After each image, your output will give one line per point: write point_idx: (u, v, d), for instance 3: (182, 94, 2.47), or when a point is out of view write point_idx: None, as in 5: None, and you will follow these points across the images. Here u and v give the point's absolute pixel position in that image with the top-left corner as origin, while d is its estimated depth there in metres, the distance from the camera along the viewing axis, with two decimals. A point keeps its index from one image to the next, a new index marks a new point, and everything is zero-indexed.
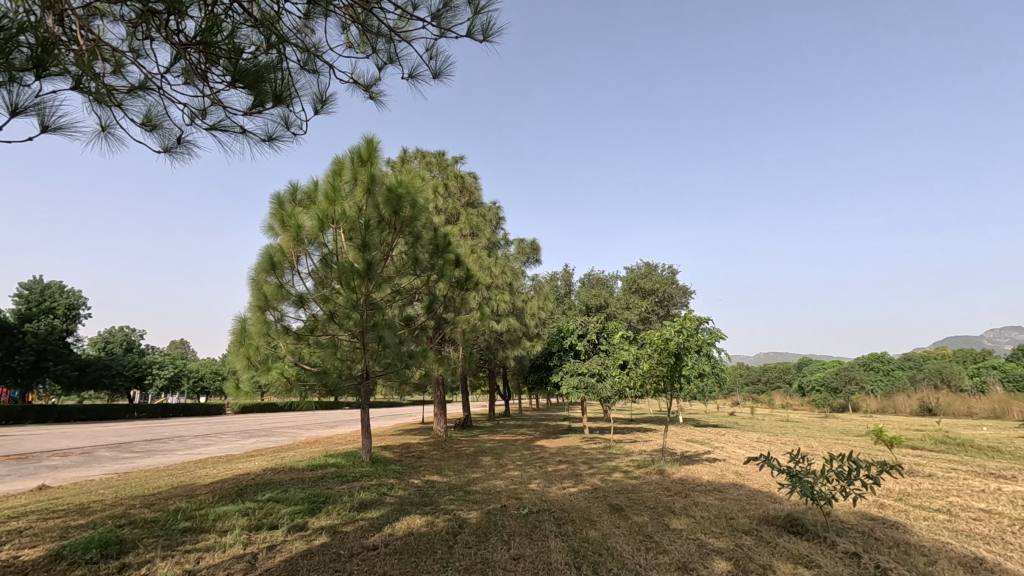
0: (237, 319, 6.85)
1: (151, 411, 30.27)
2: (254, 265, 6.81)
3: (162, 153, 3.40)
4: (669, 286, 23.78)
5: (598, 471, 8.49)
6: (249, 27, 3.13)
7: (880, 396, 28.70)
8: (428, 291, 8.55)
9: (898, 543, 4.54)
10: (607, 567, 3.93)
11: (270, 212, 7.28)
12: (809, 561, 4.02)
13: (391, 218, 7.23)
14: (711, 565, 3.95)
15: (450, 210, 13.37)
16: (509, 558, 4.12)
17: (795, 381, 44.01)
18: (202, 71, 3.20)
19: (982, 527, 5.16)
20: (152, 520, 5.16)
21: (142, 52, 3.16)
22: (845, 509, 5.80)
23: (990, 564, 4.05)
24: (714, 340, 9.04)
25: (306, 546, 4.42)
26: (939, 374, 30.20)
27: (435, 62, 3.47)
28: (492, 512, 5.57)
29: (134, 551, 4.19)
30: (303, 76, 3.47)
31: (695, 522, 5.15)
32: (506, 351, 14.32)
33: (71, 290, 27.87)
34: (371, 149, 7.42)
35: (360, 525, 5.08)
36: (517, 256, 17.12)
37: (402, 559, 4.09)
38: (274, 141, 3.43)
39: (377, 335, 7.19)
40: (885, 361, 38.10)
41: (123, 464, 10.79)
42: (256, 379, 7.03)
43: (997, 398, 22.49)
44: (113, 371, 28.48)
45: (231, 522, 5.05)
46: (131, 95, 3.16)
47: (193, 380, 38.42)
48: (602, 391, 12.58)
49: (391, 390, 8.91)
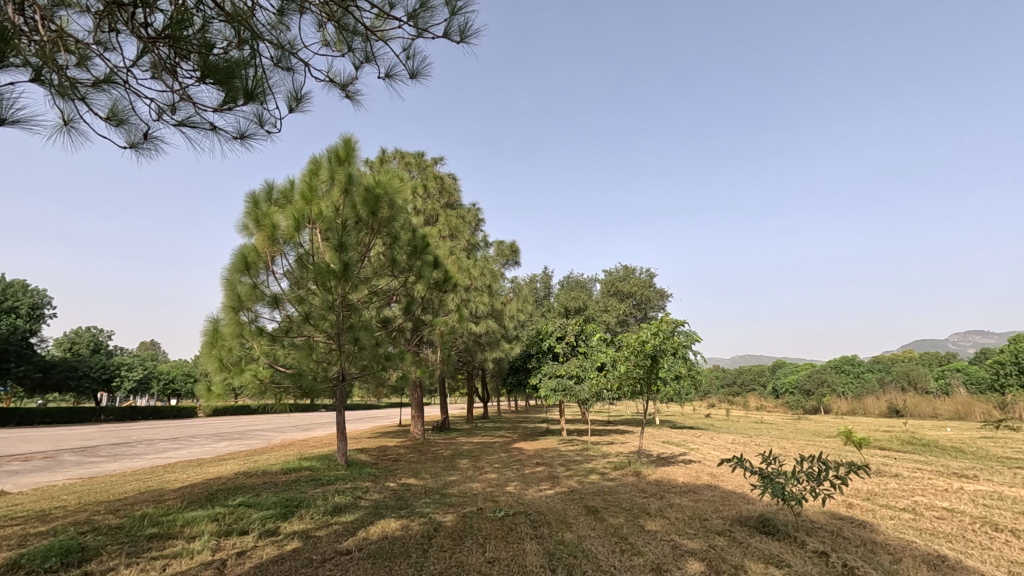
0: (208, 320, 6.71)
1: (118, 414, 29.40)
2: (227, 265, 6.69)
3: (127, 149, 3.31)
4: (646, 289, 24.06)
5: (576, 473, 8.56)
6: (221, 22, 3.05)
7: (851, 398, 29.43)
8: (406, 292, 8.47)
9: (864, 542, 4.63)
10: (582, 568, 3.94)
11: (244, 211, 7.12)
12: (779, 561, 4.07)
13: (368, 218, 7.15)
14: (684, 565, 3.99)
15: (429, 211, 13.29)
16: (484, 561, 4.10)
17: (769, 383, 44.88)
18: (171, 66, 3.12)
19: (944, 525, 5.30)
20: (117, 526, 5.02)
21: (108, 45, 3.07)
22: (815, 509, 5.92)
23: (951, 562, 4.15)
24: (689, 343, 9.16)
25: (277, 552, 4.32)
26: (906, 377, 31.03)
27: (412, 62, 3.44)
28: (468, 515, 5.54)
29: (97, 559, 4.05)
30: (277, 73, 3.42)
31: (670, 523, 5.20)
32: (484, 353, 14.23)
33: (34, 288, 26.92)
34: (348, 149, 7.27)
35: (333, 530, 5.00)
36: (497, 257, 17.12)
37: (375, 564, 4.04)
38: (246, 138, 3.37)
39: (353, 337, 7.06)
40: (855, 364, 39.09)
41: (87, 469, 10.44)
42: (229, 380, 6.89)
43: (962, 399, 23.17)
44: (79, 372, 27.66)
45: (200, 528, 4.91)
46: (95, 89, 3.08)
47: (164, 382, 37.42)
48: (579, 393, 12.60)
49: (366, 392, 8.79)
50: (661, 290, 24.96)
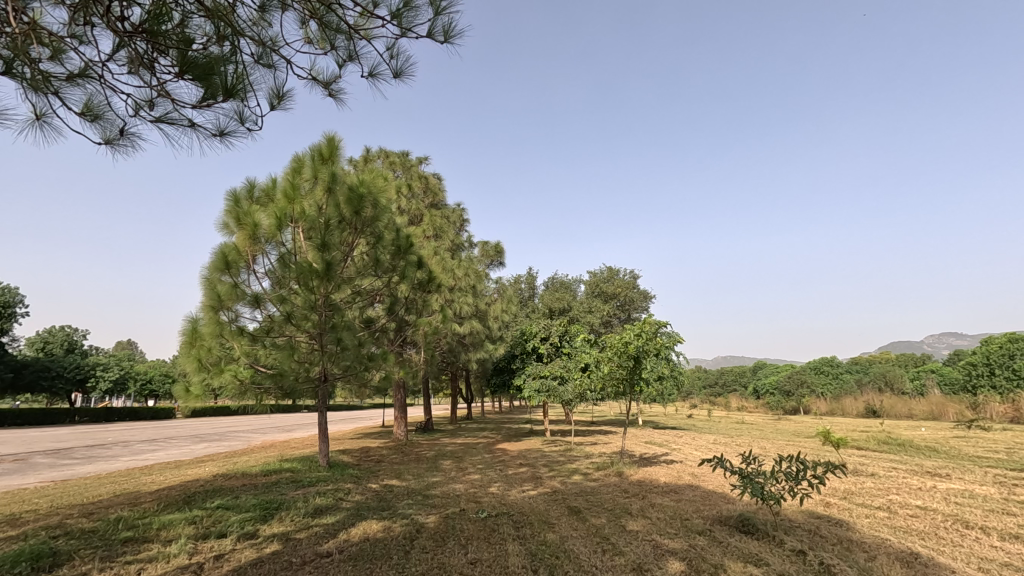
0: (187, 320, 6.61)
1: (92, 415, 28.70)
2: (206, 264, 6.58)
3: (103, 145, 3.24)
4: (629, 291, 24.25)
5: (559, 473, 8.59)
6: (200, 17, 2.99)
7: (830, 399, 29.95)
8: (389, 292, 8.45)
9: (841, 540, 4.72)
10: (564, 568, 3.96)
11: (225, 209, 7.01)
12: (758, 560, 4.12)
13: (352, 217, 7.07)
14: (665, 565, 4.01)
15: (413, 211, 13.22)
16: (466, 562, 4.09)
17: (750, 384, 45.54)
18: (148, 61, 3.06)
19: (917, 523, 5.43)
20: (91, 530, 4.90)
21: (84, 38, 3.00)
22: (793, 508, 6.00)
23: (923, 559, 4.25)
24: (672, 344, 9.25)
25: (256, 555, 4.27)
26: (882, 378, 31.71)
27: (396, 62, 3.41)
28: (450, 516, 5.52)
29: (69, 565, 3.95)
30: (258, 69, 3.36)
31: (652, 523, 5.24)
32: (467, 354, 14.17)
33: (6, 286, 26.18)
34: (332, 148, 7.17)
35: (314, 532, 4.93)
36: (481, 258, 17.11)
37: (357, 567, 4.00)
38: (226, 135, 3.31)
39: (336, 337, 7.07)
40: (834, 365, 39.75)
41: (59, 471, 10.18)
42: (208, 381, 6.80)
43: (936, 400, 23.66)
44: (52, 372, 27.00)
45: (176, 531, 4.83)
46: (69, 83, 3.01)
47: (141, 382, 36.68)
48: (563, 394, 12.65)
49: (349, 394, 8.75)
50: (644, 291, 25.15)
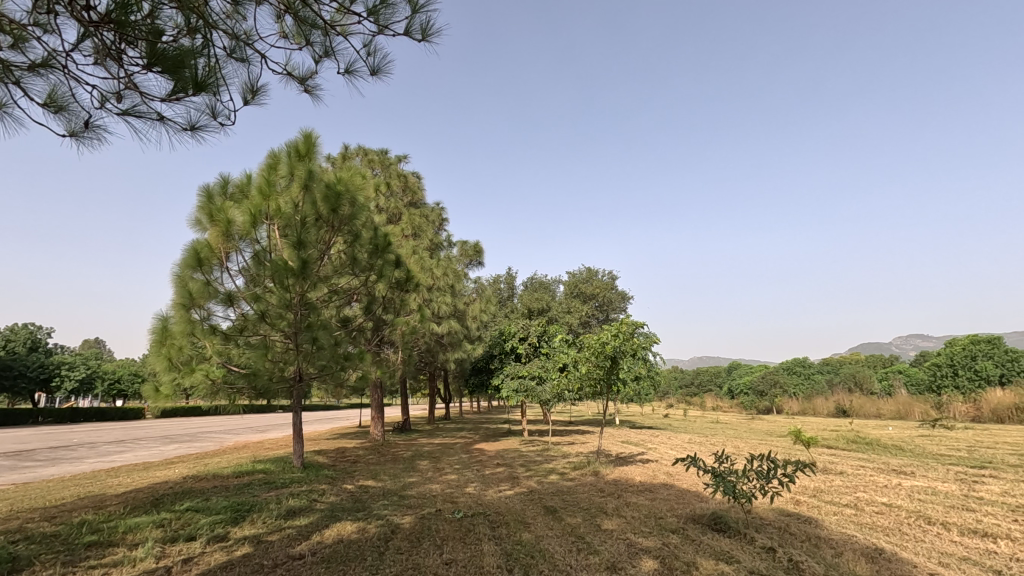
0: (157, 318, 6.38)
1: (56, 416, 27.82)
2: (178, 260, 6.42)
3: (67, 137, 3.14)
4: (608, 291, 24.44)
5: (536, 473, 8.62)
6: (171, 9, 2.91)
7: (801, 399, 30.65)
8: (367, 291, 8.32)
9: (809, 537, 4.83)
10: (538, 568, 3.96)
11: (197, 205, 6.86)
12: (729, 558, 4.20)
13: (329, 215, 6.98)
14: (639, 564, 4.03)
15: (392, 209, 13.12)
16: (441, 562, 4.08)
17: (725, 384, 46.34)
18: (116, 53, 2.98)
19: (882, 519, 5.58)
20: (52, 534, 4.76)
21: (47, 27, 2.91)
22: (764, 506, 6.11)
23: (887, 554, 4.37)
24: (649, 344, 9.33)
25: (225, 558, 4.18)
26: (852, 378, 32.51)
27: (373, 59, 3.39)
28: (426, 517, 5.49)
29: (29, 570, 3.83)
30: (230, 63, 3.30)
31: (626, 522, 5.28)
32: (446, 354, 14.09)
33: None
34: (309, 144, 7.06)
35: (286, 534, 4.87)
36: (460, 257, 17.07)
37: (329, 568, 3.95)
38: (197, 129, 3.25)
39: (311, 337, 6.91)
40: (806, 365, 40.66)
41: (20, 474, 9.85)
42: (178, 381, 6.60)
43: (902, 399, 24.30)
44: (14, 372, 26.14)
45: (143, 534, 4.71)
46: (32, 73, 2.91)
47: (109, 382, 35.74)
48: (541, 394, 12.67)
49: (326, 394, 8.65)
50: (622, 292, 25.41)
